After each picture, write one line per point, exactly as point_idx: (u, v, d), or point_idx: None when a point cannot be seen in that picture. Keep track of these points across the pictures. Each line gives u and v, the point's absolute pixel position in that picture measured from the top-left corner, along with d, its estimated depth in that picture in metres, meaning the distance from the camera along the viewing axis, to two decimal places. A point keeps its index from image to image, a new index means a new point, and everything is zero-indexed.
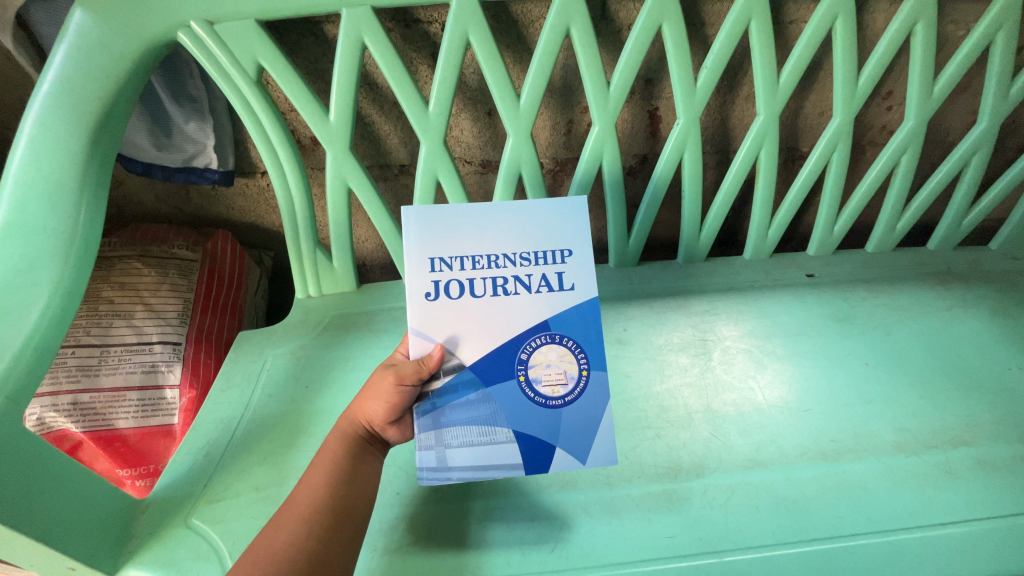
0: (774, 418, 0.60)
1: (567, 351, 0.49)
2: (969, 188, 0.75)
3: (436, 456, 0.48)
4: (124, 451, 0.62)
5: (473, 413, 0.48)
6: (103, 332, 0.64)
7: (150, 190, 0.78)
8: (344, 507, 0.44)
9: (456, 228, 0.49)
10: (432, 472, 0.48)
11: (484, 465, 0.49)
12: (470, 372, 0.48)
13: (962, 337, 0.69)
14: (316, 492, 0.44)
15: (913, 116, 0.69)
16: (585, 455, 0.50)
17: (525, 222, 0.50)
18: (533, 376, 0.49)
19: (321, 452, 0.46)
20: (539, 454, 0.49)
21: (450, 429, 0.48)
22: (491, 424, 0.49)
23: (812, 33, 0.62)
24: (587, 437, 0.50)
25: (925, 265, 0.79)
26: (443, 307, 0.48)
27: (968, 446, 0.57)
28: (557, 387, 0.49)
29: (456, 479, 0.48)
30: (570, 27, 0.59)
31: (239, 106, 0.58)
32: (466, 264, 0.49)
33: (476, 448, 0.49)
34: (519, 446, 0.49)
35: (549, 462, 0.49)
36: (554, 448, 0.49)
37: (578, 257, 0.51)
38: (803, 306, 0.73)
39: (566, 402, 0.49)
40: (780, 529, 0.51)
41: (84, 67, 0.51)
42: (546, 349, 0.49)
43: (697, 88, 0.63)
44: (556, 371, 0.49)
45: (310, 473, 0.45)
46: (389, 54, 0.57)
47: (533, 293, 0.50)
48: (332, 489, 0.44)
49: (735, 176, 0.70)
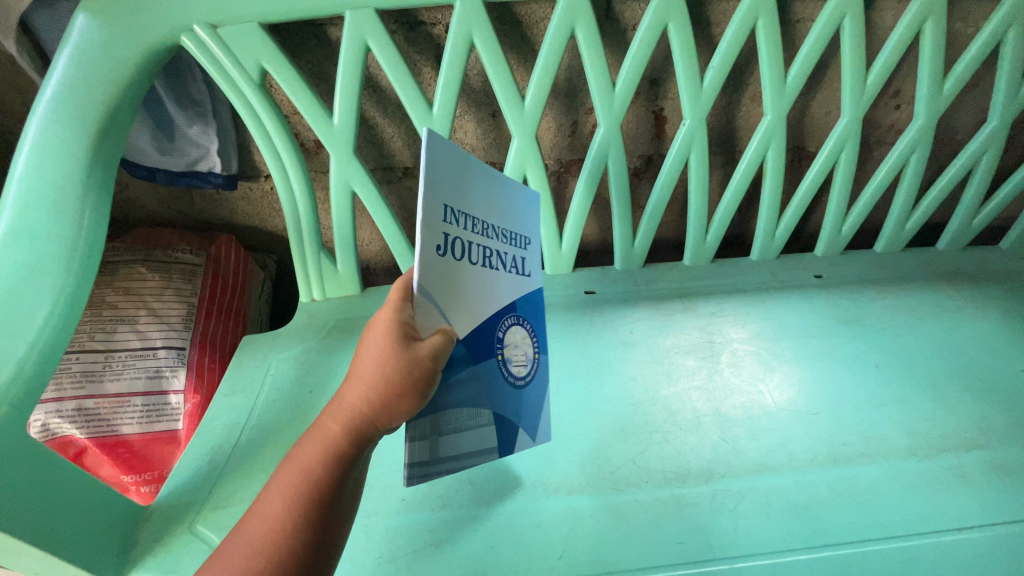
0: (784, 421, 0.59)
1: (526, 334, 0.51)
2: (979, 188, 0.74)
3: (427, 448, 0.43)
4: (129, 457, 0.62)
5: (462, 393, 0.45)
6: (107, 337, 0.64)
7: (154, 195, 0.78)
8: (321, 546, 0.36)
9: (463, 175, 0.42)
10: (423, 469, 0.42)
11: (471, 451, 0.46)
12: (463, 347, 0.44)
13: (973, 339, 0.68)
14: (285, 533, 0.35)
15: (923, 115, 0.68)
16: (536, 433, 0.53)
17: (507, 196, 0.48)
18: (506, 356, 0.49)
19: (290, 473, 0.36)
20: (508, 436, 0.50)
21: (442, 414, 0.43)
22: (477, 407, 0.46)
23: (820, 33, 0.61)
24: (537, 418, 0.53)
25: (934, 265, 0.78)
26: (446, 269, 0.41)
27: (981, 449, 0.57)
28: (521, 368, 0.51)
29: (444, 473, 0.44)
30: (575, 29, 0.58)
31: (242, 109, 0.58)
32: (470, 224, 0.43)
33: (464, 434, 0.46)
34: (496, 429, 0.48)
35: (513, 442, 0.50)
36: (518, 429, 0.51)
37: (534, 247, 0.52)
38: (812, 308, 0.72)
39: (526, 383, 0.51)
40: (791, 534, 0.51)
41: (87, 72, 0.51)
42: (515, 329, 0.50)
43: (703, 88, 0.63)
44: (520, 352, 0.51)
45: (278, 504, 0.35)
46: (393, 56, 0.57)
47: (507, 273, 0.48)
48: (304, 529, 0.35)
49: (742, 176, 0.70)
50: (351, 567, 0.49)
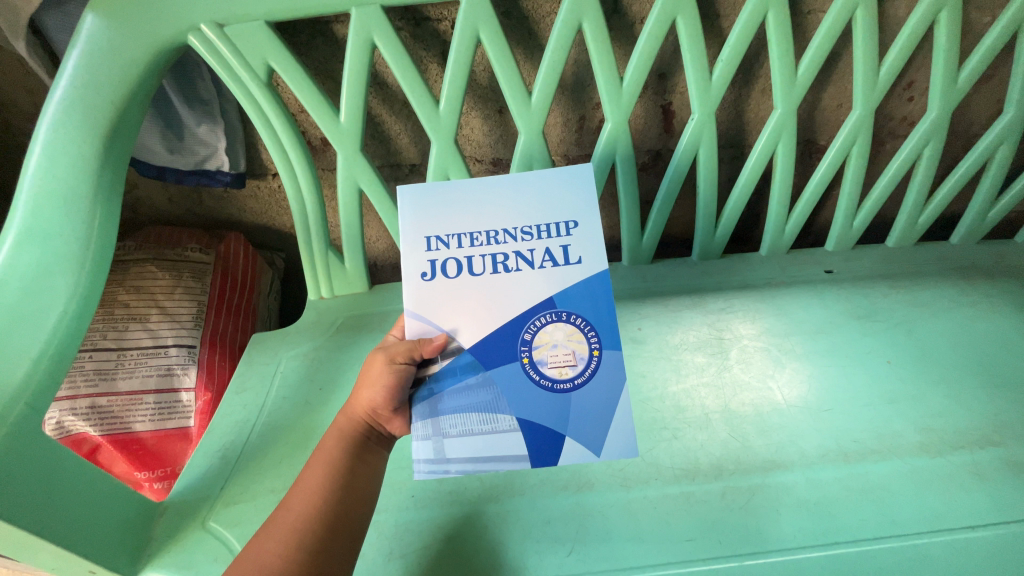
0: (795, 418, 0.59)
1: (575, 330, 0.47)
2: (994, 180, 0.73)
3: (433, 447, 0.46)
4: (141, 454, 0.62)
5: (473, 399, 0.47)
6: (119, 336, 0.65)
7: (163, 194, 0.79)
8: (341, 514, 0.43)
9: (450, 205, 0.50)
10: (429, 465, 0.46)
11: (486, 455, 0.46)
12: (469, 355, 0.47)
13: (988, 334, 0.67)
14: (310, 501, 0.43)
15: (937, 107, 0.67)
16: (599, 447, 0.47)
17: (525, 197, 0.50)
18: (538, 358, 0.47)
19: (314, 458, 0.46)
20: (549, 445, 0.47)
21: (447, 417, 0.47)
22: (492, 412, 0.47)
23: (831, 24, 0.60)
24: (601, 427, 0.47)
25: (948, 260, 0.77)
26: (436, 289, 0.48)
27: (995, 445, 0.56)
28: (564, 369, 0.47)
29: (455, 472, 0.46)
30: (582, 23, 0.58)
31: (251, 109, 0.58)
32: (465, 242, 0.49)
33: (475, 438, 0.47)
34: (523, 436, 0.47)
35: (557, 455, 0.47)
36: (563, 439, 0.47)
37: (584, 228, 0.50)
38: (823, 304, 0.71)
39: (575, 385, 0.47)
40: (802, 531, 0.50)
41: (96, 72, 0.51)
42: (552, 328, 0.47)
43: (712, 81, 0.62)
44: (564, 353, 0.47)
45: (305, 480, 0.45)
46: (400, 53, 0.57)
47: (537, 268, 0.49)
48: (327, 497, 0.43)
49: (751, 170, 0.69)
50: (362, 563, 0.49)
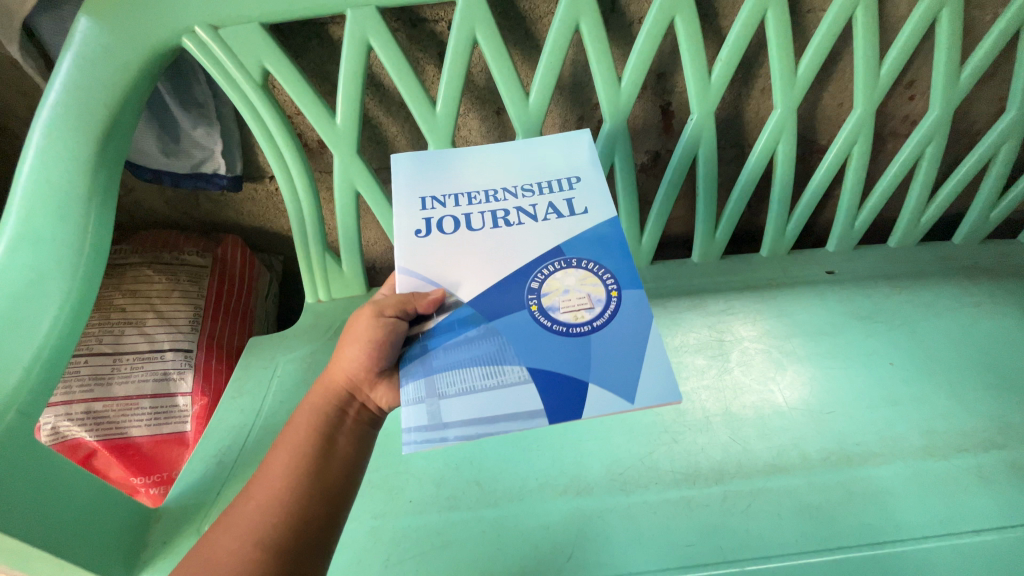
0: (796, 421, 0.58)
1: (587, 275, 0.45)
2: (997, 179, 0.72)
3: (427, 410, 0.40)
4: (137, 459, 0.62)
5: (474, 352, 0.42)
6: (115, 341, 0.65)
7: (160, 197, 0.78)
8: (310, 509, 0.37)
9: (449, 171, 0.52)
10: (422, 433, 0.39)
11: (489, 414, 0.39)
12: (469, 308, 0.45)
13: (991, 335, 0.66)
14: (276, 492, 0.38)
15: (939, 106, 0.66)
16: (633, 395, 0.40)
17: (522, 161, 0.52)
18: (549, 305, 0.44)
19: (284, 441, 0.41)
20: (572, 394, 0.40)
21: (444, 375, 0.41)
22: (497, 364, 0.41)
23: (831, 22, 0.59)
24: (630, 370, 0.41)
25: (951, 260, 0.76)
26: (433, 243, 0.48)
27: (1000, 448, 0.55)
28: (580, 312, 0.44)
29: (454, 441, 0.38)
30: (579, 23, 0.57)
31: (247, 113, 0.57)
32: (462, 201, 0.50)
33: (476, 396, 0.40)
34: (536, 386, 0.40)
35: (583, 406, 0.39)
36: (589, 386, 0.40)
37: (586, 184, 0.51)
38: (824, 305, 0.70)
39: (595, 328, 0.43)
40: (803, 536, 0.50)
41: (91, 76, 0.51)
42: (562, 274, 0.46)
43: (711, 81, 0.62)
44: (578, 297, 0.44)
45: (273, 466, 0.39)
46: (396, 55, 0.57)
47: (540, 221, 0.49)
48: (295, 489, 0.38)
49: (751, 171, 0.68)
50: (359, 569, 0.49)
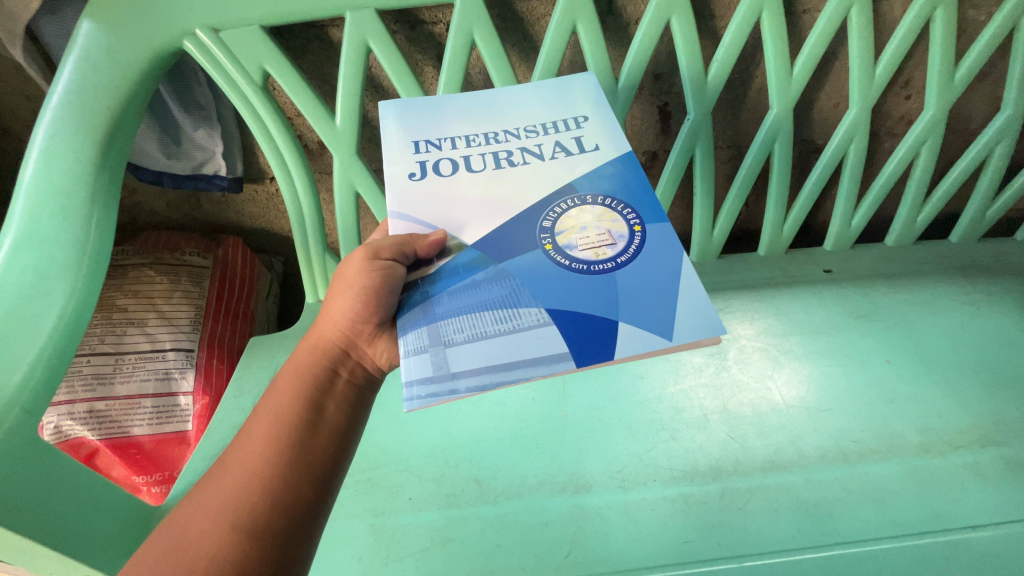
0: (793, 418, 0.59)
1: (606, 211, 0.43)
2: (993, 178, 0.73)
3: (433, 361, 0.37)
4: (140, 458, 0.62)
5: (486, 296, 0.40)
6: (117, 341, 0.65)
7: (161, 199, 0.79)
8: (285, 476, 0.36)
9: (443, 114, 0.51)
10: (429, 384, 0.35)
11: (503, 362, 0.36)
12: (474, 251, 0.43)
13: (988, 332, 0.67)
14: (252, 455, 0.36)
15: (933, 105, 0.67)
16: (666, 328, 0.37)
17: (522, 104, 0.51)
18: (566, 244, 0.42)
19: (266, 403, 0.40)
20: (598, 331, 0.38)
21: (450, 321, 0.39)
22: (511, 309, 0.39)
23: (826, 24, 0.60)
24: (660, 303, 0.39)
25: (948, 258, 0.76)
26: (430, 185, 0.46)
27: (997, 445, 0.55)
28: (600, 250, 0.42)
29: (465, 391, 0.35)
30: (576, 25, 0.58)
31: (247, 114, 0.58)
32: (458, 144, 0.49)
33: (487, 343, 0.37)
34: (557, 328, 0.38)
35: (613, 343, 0.37)
36: (617, 323, 0.38)
37: (593, 121, 0.50)
38: (821, 304, 0.71)
39: (618, 264, 0.41)
40: (801, 532, 0.50)
41: (93, 78, 0.52)
42: (578, 212, 0.44)
43: (708, 81, 0.62)
44: (596, 234, 0.42)
45: (253, 428, 0.38)
46: (394, 57, 0.57)
47: (547, 160, 0.47)
48: (271, 453, 0.36)
49: (747, 171, 0.69)
50: (360, 566, 0.49)
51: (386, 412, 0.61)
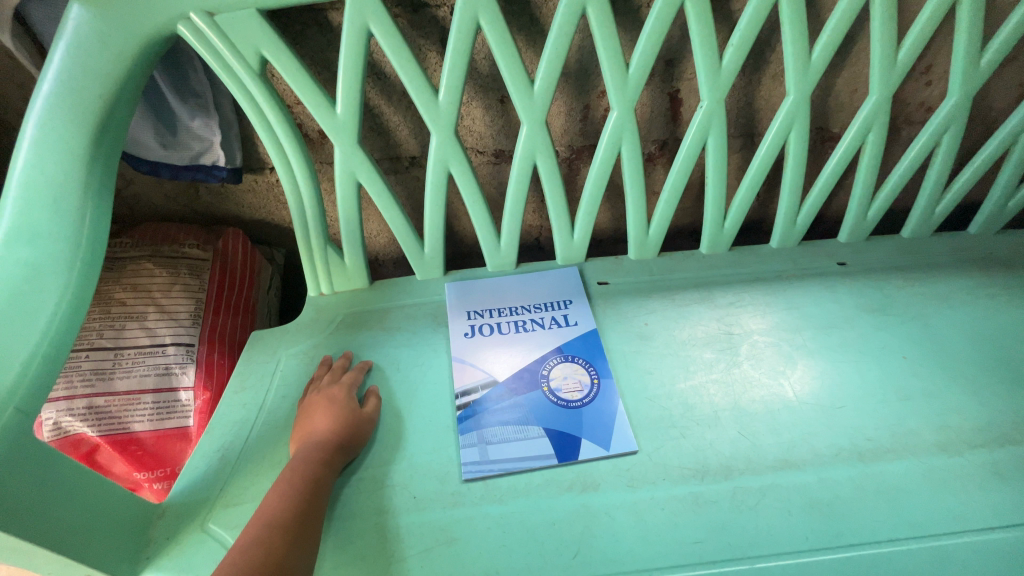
0: (806, 415, 0.57)
1: (579, 367, 0.63)
2: (1015, 168, 0.70)
3: (478, 451, 0.56)
4: (140, 454, 0.62)
5: (509, 417, 0.58)
6: (116, 335, 0.64)
7: (160, 189, 0.77)
8: (295, 531, 0.44)
9: None
10: (475, 465, 0.55)
11: (521, 457, 0.55)
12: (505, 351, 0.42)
13: (1006, 327, 0.65)
14: (271, 514, 0.45)
15: (957, 91, 0.64)
16: (608, 442, 0.56)
17: None
18: (555, 385, 0.61)
19: (275, 486, 0.48)
20: (568, 443, 0.56)
21: (491, 433, 0.57)
22: (525, 423, 0.58)
23: (847, 6, 0.57)
24: (607, 429, 0.57)
25: (966, 251, 0.74)
26: None
27: (1016, 444, 0.54)
28: (574, 392, 0.60)
29: (498, 471, 0.54)
30: (586, 7, 0.55)
31: (245, 103, 0.56)
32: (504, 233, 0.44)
33: (511, 443, 0.56)
34: (548, 439, 0.56)
35: (577, 451, 0.55)
36: (580, 440, 0.56)
37: None
38: (836, 298, 0.69)
39: (584, 403, 0.59)
40: (815, 533, 0.49)
41: (83, 65, 0.50)
42: (561, 365, 0.63)
43: (722, 67, 0.60)
44: (573, 381, 0.61)
45: (267, 497, 0.47)
46: (396, 41, 0.55)
47: None
48: (284, 514, 0.45)
49: (762, 161, 0.67)
50: (364, 566, 0.48)
51: (390, 408, 0.60)
